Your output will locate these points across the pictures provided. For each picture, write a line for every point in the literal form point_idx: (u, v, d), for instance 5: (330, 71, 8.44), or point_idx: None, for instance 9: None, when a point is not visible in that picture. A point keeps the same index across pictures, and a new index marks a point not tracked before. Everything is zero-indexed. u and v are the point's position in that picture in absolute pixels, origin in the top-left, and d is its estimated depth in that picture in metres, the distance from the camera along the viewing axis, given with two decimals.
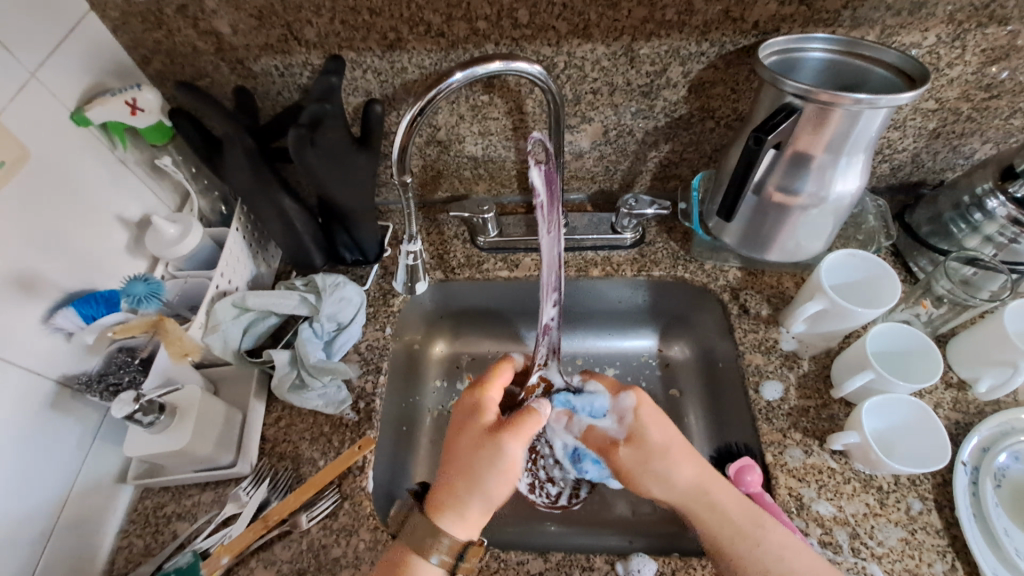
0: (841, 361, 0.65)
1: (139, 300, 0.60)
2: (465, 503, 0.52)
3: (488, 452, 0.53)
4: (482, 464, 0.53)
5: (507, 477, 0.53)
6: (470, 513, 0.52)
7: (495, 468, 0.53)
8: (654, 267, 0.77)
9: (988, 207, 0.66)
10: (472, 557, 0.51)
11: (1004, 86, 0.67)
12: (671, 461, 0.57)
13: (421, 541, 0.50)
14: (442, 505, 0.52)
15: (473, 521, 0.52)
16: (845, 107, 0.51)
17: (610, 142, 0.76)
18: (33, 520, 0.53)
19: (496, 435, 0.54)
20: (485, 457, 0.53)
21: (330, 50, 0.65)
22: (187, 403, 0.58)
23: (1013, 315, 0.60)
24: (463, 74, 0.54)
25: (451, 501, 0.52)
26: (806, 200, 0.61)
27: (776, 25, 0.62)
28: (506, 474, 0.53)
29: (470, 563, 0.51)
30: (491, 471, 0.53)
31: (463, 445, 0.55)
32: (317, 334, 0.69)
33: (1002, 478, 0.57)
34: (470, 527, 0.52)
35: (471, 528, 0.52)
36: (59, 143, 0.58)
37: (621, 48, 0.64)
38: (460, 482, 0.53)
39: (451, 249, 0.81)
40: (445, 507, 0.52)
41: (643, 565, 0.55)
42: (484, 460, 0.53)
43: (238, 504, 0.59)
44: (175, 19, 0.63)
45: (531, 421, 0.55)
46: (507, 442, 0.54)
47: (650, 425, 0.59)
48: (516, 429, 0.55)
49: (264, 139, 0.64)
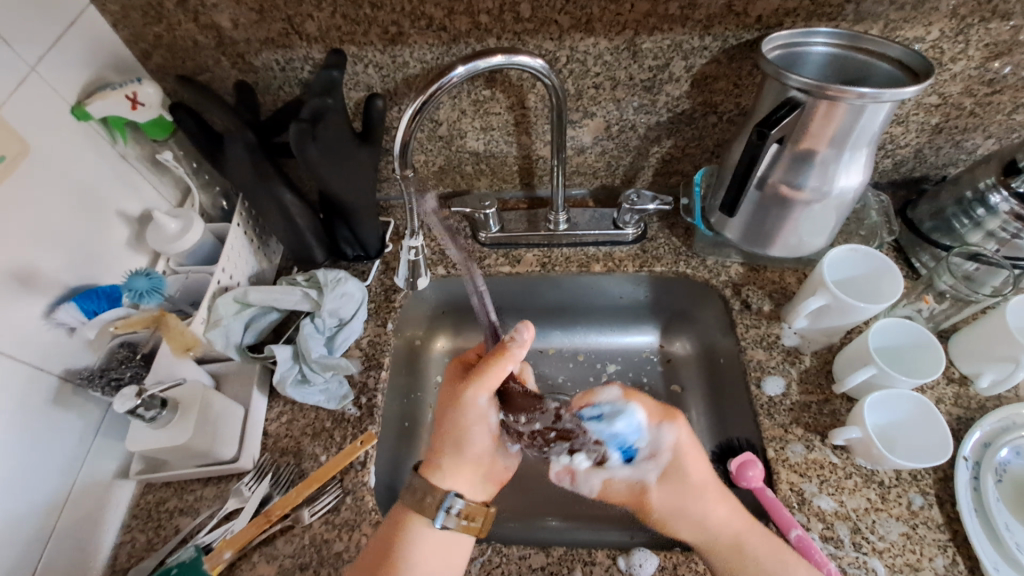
0: (843, 356, 0.65)
1: (141, 294, 0.59)
2: (451, 459, 0.56)
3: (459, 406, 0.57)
4: (458, 418, 0.57)
5: (481, 424, 0.58)
6: (457, 465, 0.56)
7: (465, 417, 0.57)
8: (655, 263, 0.77)
9: (991, 203, 0.66)
10: (478, 515, 0.54)
11: (1007, 82, 0.67)
12: (711, 498, 0.57)
13: (420, 502, 0.53)
14: (432, 461, 0.57)
15: (463, 473, 0.57)
16: (849, 101, 0.51)
17: (612, 137, 0.75)
18: (36, 515, 0.53)
19: (463, 388, 0.58)
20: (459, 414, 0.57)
21: (331, 44, 0.65)
22: (189, 397, 0.58)
23: (1014, 310, 0.60)
24: (465, 68, 0.54)
25: (437, 456, 0.57)
26: (809, 194, 0.61)
27: (780, 19, 0.62)
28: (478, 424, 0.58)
29: (475, 525, 0.54)
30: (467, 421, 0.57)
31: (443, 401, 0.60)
32: (319, 329, 0.68)
33: (1003, 472, 0.57)
34: (459, 478, 0.56)
35: (461, 480, 0.57)
36: (60, 138, 0.57)
37: (623, 43, 0.64)
38: (446, 439, 0.57)
39: (453, 245, 0.81)
40: (437, 463, 0.56)
41: (645, 560, 0.55)
42: (459, 413, 0.57)
43: (240, 499, 0.59)
44: (176, 13, 0.62)
45: (497, 370, 0.57)
46: (473, 392, 0.57)
47: (689, 458, 0.59)
48: (480, 379, 0.57)
49: (265, 134, 0.64)
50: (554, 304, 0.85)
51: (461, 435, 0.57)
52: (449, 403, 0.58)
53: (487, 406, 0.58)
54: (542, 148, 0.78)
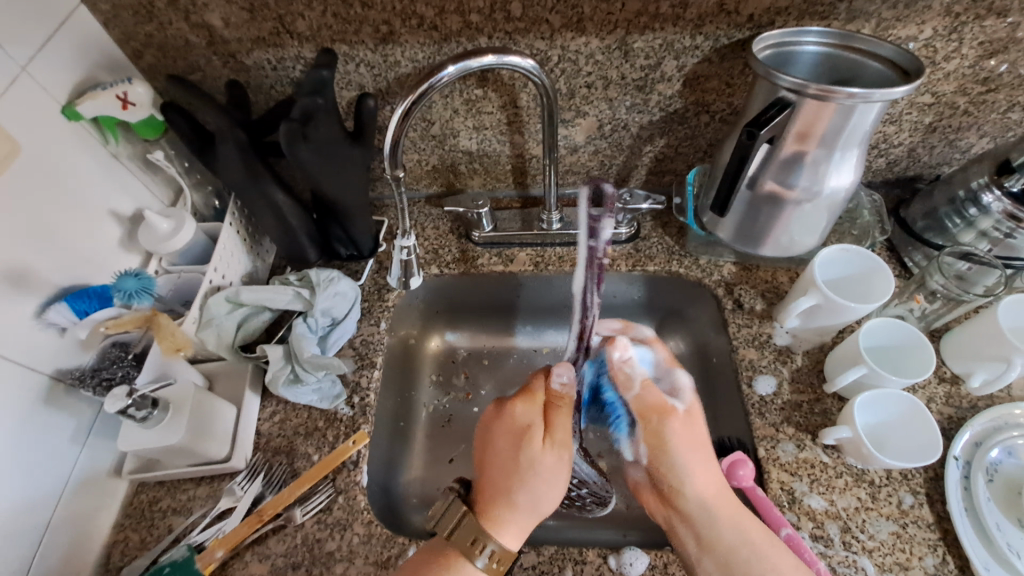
0: (834, 356, 0.65)
1: (131, 295, 0.60)
2: (515, 520, 0.53)
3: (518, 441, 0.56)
4: (523, 476, 0.54)
5: (538, 478, 0.54)
6: (513, 519, 0.53)
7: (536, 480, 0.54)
8: (649, 262, 0.77)
9: (984, 202, 0.66)
10: (506, 560, 0.52)
11: (1002, 80, 0.67)
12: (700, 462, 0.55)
13: (464, 541, 0.51)
14: (492, 518, 0.53)
15: (512, 527, 0.53)
16: (840, 101, 0.51)
17: (605, 136, 0.75)
18: (29, 515, 0.54)
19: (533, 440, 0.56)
20: (521, 463, 0.55)
21: (323, 43, 0.65)
22: (180, 397, 0.58)
23: (1008, 310, 0.60)
24: (455, 67, 0.54)
25: (496, 520, 0.53)
26: (800, 194, 0.60)
27: (771, 18, 0.61)
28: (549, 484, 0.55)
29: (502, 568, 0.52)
30: (528, 472, 0.54)
31: (493, 431, 0.58)
32: (311, 329, 0.68)
33: (995, 472, 0.58)
34: (508, 528, 0.53)
35: (506, 532, 0.53)
36: (51, 138, 0.57)
37: (615, 42, 0.64)
38: (505, 498, 0.54)
39: (446, 244, 0.81)
40: (494, 519, 0.53)
41: (635, 559, 0.55)
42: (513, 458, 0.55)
43: (233, 498, 0.60)
44: (166, 12, 0.62)
45: (563, 420, 0.58)
46: (524, 416, 0.58)
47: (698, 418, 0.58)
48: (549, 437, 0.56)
49: (257, 134, 0.64)
50: (548, 304, 0.85)
51: (518, 485, 0.54)
52: (501, 443, 0.57)
53: (535, 458, 0.55)
54: (535, 147, 0.78)
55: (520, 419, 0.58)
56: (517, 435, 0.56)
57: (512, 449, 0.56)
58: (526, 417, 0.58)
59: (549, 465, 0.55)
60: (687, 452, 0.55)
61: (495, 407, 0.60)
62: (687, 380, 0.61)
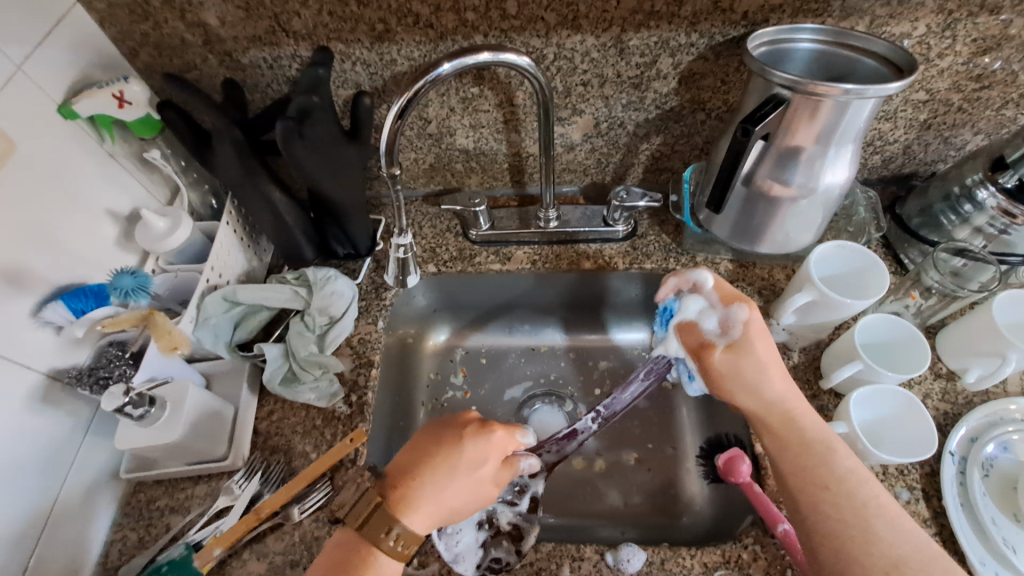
0: (829, 352, 0.65)
1: (127, 293, 0.60)
2: (429, 504, 0.50)
3: (468, 444, 0.53)
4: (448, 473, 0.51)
5: (464, 489, 0.52)
6: (426, 509, 0.50)
7: (461, 482, 0.52)
8: (646, 260, 0.77)
9: (978, 198, 0.66)
10: (411, 544, 0.49)
11: (996, 76, 0.67)
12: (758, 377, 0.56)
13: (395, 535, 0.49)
14: (404, 500, 0.50)
15: (426, 514, 0.50)
16: (834, 97, 0.51)
17: (601, 134, 0.75)
18: (25, 515, 0.54)
19: (471, 438, 0.53)
20: (462, 466, 0.52)
21: (319, 42, 0.65)
22: (177, 395, 0.58)
23: (1002, 306, 0.60)
24: (452, 65, 0.54)
25: (409, 498, 0.50)
26: (796, 190, 0.61)
27: (766, 15, 0.62)
28: (479, 493, 0.53)
29: (408, 552, 0.49)
30: (457, 476, 0.51)
31: (447, 432, 0.55)
32: (308, 327, 0.69)
33: (990, 467, 0.58)
34: (418, 514, 0.50)
35: (417, 512, 0.50)
36: (46, 137, 0.57)
37: (610, 40, 0.64)
38: (428, 481, 0.51)
39: (443, 242, 0.81)
40: (407, 500, 0.50)
41: (633, 555, 0.55)
42: (458, 456, 0.52)
43: (230, 497, 0.59)
44: (162, 11, 0.62)
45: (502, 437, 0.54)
46: (483, 443, 0.53)
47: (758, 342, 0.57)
48: (484, 439, 0.53)
49: (253, 132, 0.64)
50: (545, 302, 0.85)
51: (445, 486, 0.51)
52: (479, 454, 0.53)
53: (481, 474, 0.52)
54: (531, 145, 0.78)
55: (490, 444, 0.53)
56: (478, 452, 0.53)
57: (473, 458, 0.52)
58: (495, 444, 0.54)
59: (483, 482, 0.53)
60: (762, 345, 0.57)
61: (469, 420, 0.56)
62: (741, 312, 0.57)
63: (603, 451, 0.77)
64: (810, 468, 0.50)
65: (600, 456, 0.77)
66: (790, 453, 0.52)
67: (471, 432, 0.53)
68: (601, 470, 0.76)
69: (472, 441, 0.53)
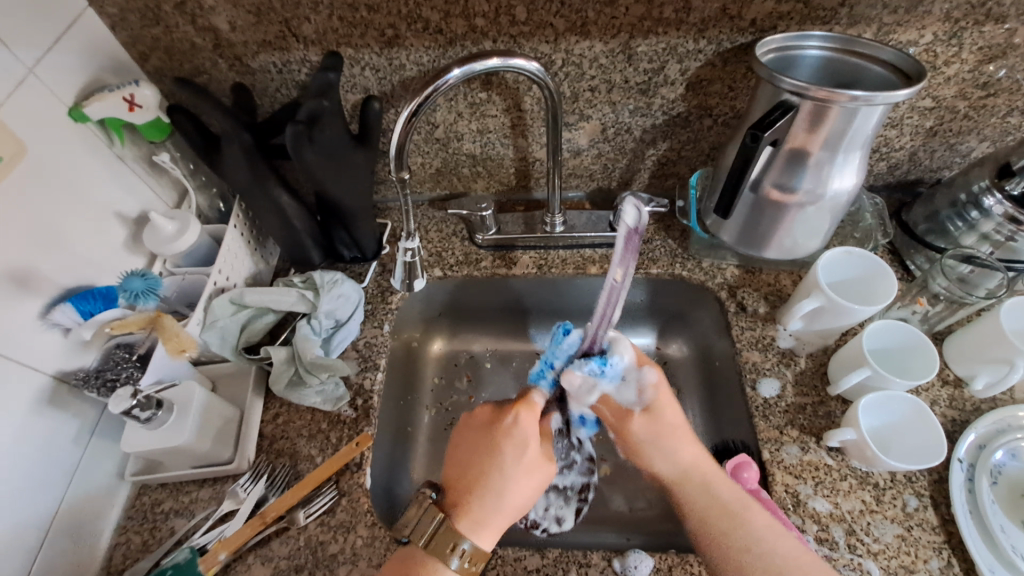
0: (837, 358, 0.65)
1: (137, 295, 0.59)
2: (490, 515, 0.52)
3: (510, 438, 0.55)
4: (492, 462, 0.54)
5: (524, 480, 0.54)
6: (492, 522, 0.52)
7: (509, 452, 0.54)
8: (652, 265, 0.77)
9: (985, 205, 0.66)
10: (479, 560, 0.50)
11: (1001, 85, 0.67)
12: (677, 444, 0.57)
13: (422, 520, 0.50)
14: (461, 514, 0.52)
15: (493, 525, 0.52)
16: (842, 104, 0.51)
17: (608, 139, 0.76)
18: (30, 518, 0.53)
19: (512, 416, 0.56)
20: (508, 464, 0.54)
21: (329, 47, 0.65)
22: (186, 398, 0.58)
23: (1009, 313, 0.60)
24: (461, 70, 0.54)
25: (472, 512, 0.52)
26: (803, 197, 0.61)
27: (773, 23, 0.62)
28: (531, 485, 0.54)
29: (475, 568, 0.50)
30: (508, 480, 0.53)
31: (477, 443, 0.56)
32: (315, 331, 0.69)
33: (998, 475, 0.58)
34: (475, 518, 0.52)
35: (483, 533, 0.52)
36: (57, 140, 0.58)
37: (618, 46, 0.64)
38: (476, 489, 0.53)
39: (450, 247, 0.81)
40: (469, 515, 0.52)
41: (641, 562, 0.55)
42: (500, 447, 0.54)
43: (236, 501, 0.59)
44: (173, 16, 0.62)
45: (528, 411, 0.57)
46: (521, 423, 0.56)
47: (666, 407, 0.59)
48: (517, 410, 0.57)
49: (262, 136, 0.64)
50: (545, 307, 0.85)
51: (509, 486, 0.53)
52: (526, 432, 0.55)
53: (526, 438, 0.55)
54: (538, 150, 0.78)
55: (522, 432, 0.55)
56: (515, 442, 0.55)
57: (509, 451, 0.54)
58: (528, 431, 0.56)
59: (535, 463, 0.55)
60: (677, 442, 0.57)
61: (489, 420, 0.57)
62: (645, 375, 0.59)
63: (608, 456, 0.77)
64: (731, 527, 0.52)
65: (605, 461, 0.77)
66: (727, 528, 0.52)
67: (505, 428, 0.56)
68: (607, 475, 0.76)
69: (506, 438, 0.55)
